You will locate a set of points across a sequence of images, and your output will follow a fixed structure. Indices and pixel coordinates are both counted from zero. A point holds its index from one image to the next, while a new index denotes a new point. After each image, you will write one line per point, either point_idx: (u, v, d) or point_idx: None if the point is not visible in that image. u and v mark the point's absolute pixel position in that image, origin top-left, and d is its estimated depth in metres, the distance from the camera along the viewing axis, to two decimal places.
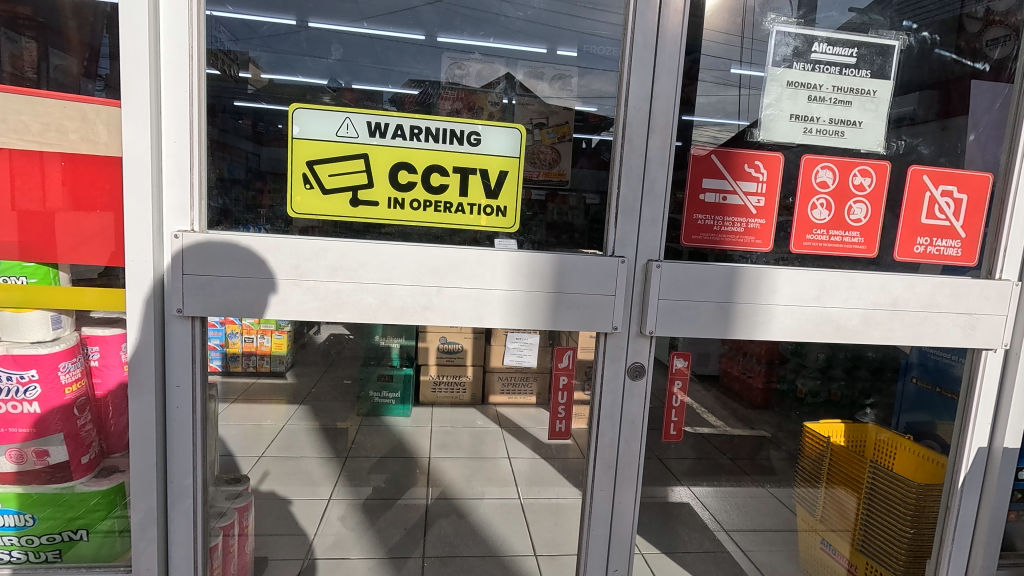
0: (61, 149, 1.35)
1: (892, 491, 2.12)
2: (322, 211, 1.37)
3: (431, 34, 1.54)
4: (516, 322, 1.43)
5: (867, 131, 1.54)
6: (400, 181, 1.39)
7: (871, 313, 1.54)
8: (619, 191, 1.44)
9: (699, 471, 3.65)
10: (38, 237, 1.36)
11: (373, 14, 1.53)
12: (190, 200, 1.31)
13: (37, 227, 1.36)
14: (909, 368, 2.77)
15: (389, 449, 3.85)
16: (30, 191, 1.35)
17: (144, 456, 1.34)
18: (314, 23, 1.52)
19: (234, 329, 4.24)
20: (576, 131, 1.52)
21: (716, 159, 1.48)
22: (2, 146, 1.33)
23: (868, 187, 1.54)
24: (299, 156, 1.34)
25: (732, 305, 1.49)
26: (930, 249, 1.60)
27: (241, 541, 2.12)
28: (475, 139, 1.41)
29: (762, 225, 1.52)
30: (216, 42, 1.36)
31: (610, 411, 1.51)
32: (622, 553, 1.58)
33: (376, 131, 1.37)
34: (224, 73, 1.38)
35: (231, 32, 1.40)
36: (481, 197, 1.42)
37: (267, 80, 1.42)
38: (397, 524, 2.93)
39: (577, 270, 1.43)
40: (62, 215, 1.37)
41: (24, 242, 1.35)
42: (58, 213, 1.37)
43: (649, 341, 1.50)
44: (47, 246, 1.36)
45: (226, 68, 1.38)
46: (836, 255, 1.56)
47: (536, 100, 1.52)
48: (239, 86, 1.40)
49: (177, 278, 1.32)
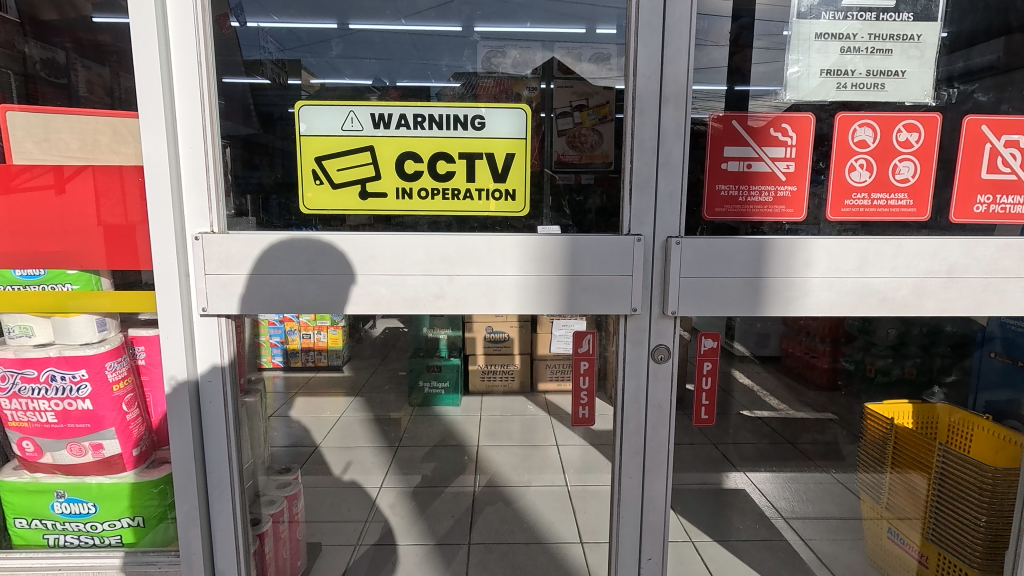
0: (119, 163, 1.43)
1: (962, 475, 1.94)
2: (333, 206, 1.40)
3: (467, 25, 1.47)
4: (529, 309, 1.40)
5: (912, 80, 1.39)
6: (406, 171, 1.39)
7: (924, 281, 1.40)
8: (632, 165, 1.37)
9: (758, 457, 3.49)
10: (124, 247, 1.45)
11: (412, 12, 1.47)
12: (208, 202, 1.36)
13: (122, 238, 1.45)
14: (987, 342, 2.53)
15: (441, 438, 3.93)
16: (114, 206, 1.44)
17: (183, 448, 1.42)
18: (355, 25, 1.49)
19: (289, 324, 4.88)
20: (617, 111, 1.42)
21: (738, 124, 1.39)
22: (89, 165, 1.43)
23: (915, 143, 1.40)
24: (307, 153, 1.37)
25: (762, 280, 1.39)
26: (992, 209, 1.43)
27: (292, 527, 2.23)
28: (479, 123, 1.38)
29: (793, 192, 1.41)
30: (262, 53, 1.45)
31: (635, 396, 1.46)
32: (655, 542, 1.53)
33: (380, 122, 1.37)
34: (275, 81, 1.44)
35: (278, 41, 1.47)
36: (488, 181, 1.40)
37: (318, 85, 1.40)
38: (445, 511, 2.99)
39: (592, 251, 1.38)
40: (143, 227, 1.44)
41: (93, 252, 1.45)
42: (138, 224, 1.45)
43: (672, 322, 1.42)
44: (125, 256, 1.45)
45: (277, 76, 1.45)
46: (880, 221, 1.43)
47: (580, 80, 1.45)
48: (295, 93, 1.39)
49: (201, 279, 1.37)
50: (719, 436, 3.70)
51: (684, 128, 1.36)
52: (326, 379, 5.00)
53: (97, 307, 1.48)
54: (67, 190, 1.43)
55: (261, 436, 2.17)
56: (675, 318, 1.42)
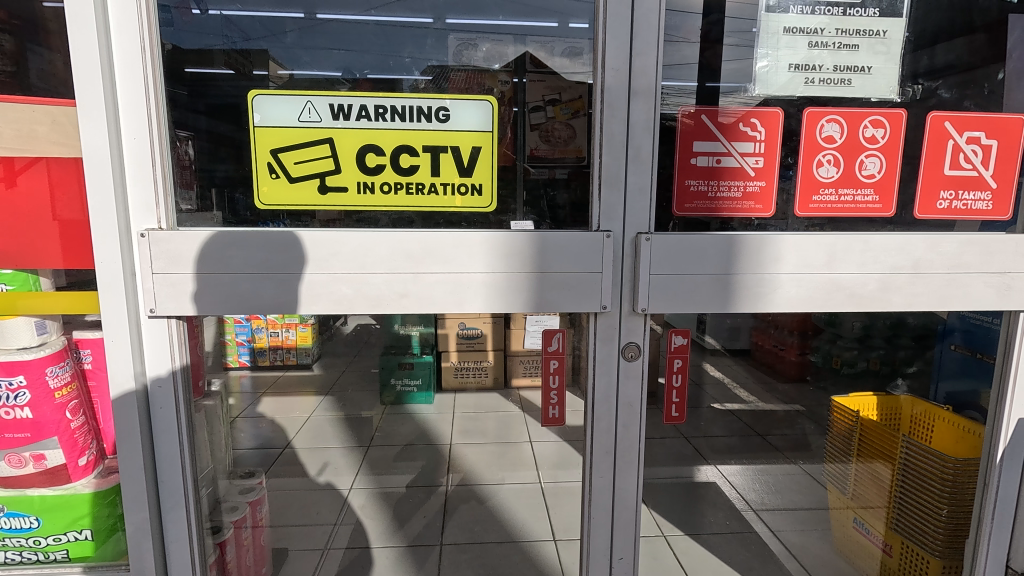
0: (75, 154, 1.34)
1: (925, 466, 1.98)
2: (290, 201, 1.33)
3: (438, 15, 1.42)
4: (497, 307, 1.36)
5: (877, 76, 1.39)
6: (367, 164, 1.33)
7: (890, 276, 1.41)
8: (602, 159, 1.34)
9: (729, 450, 3.52)
10: (82, 245, 1.37)
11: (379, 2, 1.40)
12: (155, 196, 1.28)
13: (79, 235, 1.37)
14: (947, 335, 2.60)
15: (413, 437, 3.86)
16: (73, 200, 1.36)
17: (132, 457, 1.34)
18: (323, 15, 1.41)
19: (257, 323, 4.74)
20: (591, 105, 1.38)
21: (707, 119, 1.37)
22: (43, 157, 1.34)
23: (881, 139, 1.40)
24: (262, 146, 1.30)
25: (732, 277, 1.38)
26: (956, 205, 1.45)
27: (255, 533, 2.15)
28: (444, 115, 1.33)
29: (762, 188, 1.40)
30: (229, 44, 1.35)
31: (607, 394, 1.44)
32: (626, 541, 1.51)
33: (340, 114, 1.31)
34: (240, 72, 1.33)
35: (243, 32, 1.38)
36: (453, 175, 1.35)
37: (287, 75, 1.31)
38: (417, 511, 2.94)
39: (561, 248, 1.35)
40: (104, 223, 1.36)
41: (49, 249, 1.37)
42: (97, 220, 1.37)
43: (643, 319, 1.41)
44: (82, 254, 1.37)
45: (240, 67, 1.33)
46: (847, 217, 1.43)
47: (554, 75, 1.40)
48: (256, 83, 1.31)
49: (148, 279, 1.29)
50: (691, 429, 3.72)
51: (653, 122, 1.34)
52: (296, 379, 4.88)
53: (56, 307, 1.40)
54: (18, 184, 1.35)
55: (221, 440, 2.08)
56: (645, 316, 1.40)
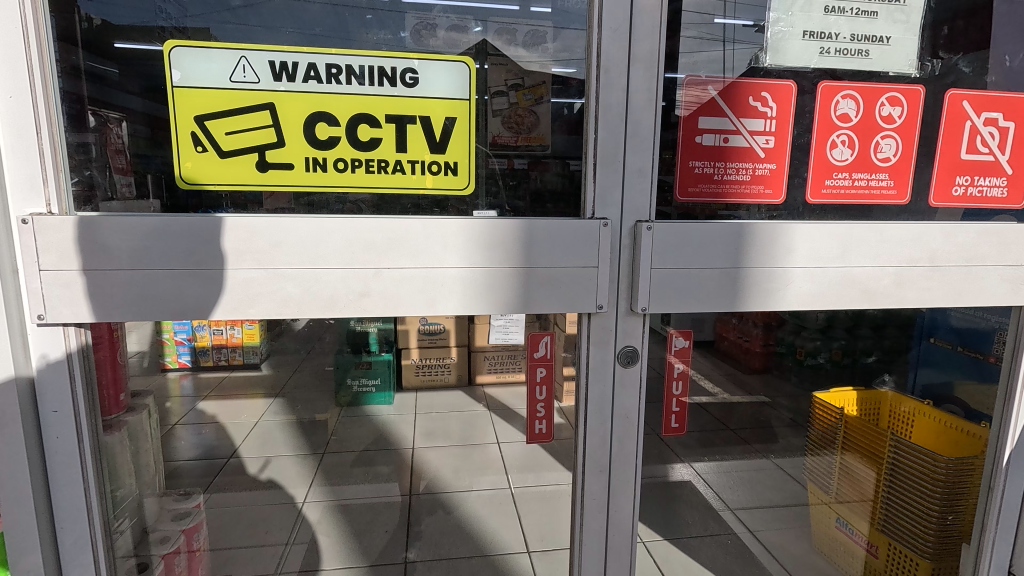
0: None
1: (916, 467, 1.92)
2: (222, 180, 1.09)
3: None
4: (475, 307, 1.16)
5: (896, 48, 1.25)
6: (318, 137, 1.10)
7: (905, 271, 1.29)
8: (597, 136, 1.16)
9: (702, 445, 3.44)
10: None
11: None
12: (41, 173, 1.02)
13: None
14: (926, 328, 2.50)
15: (372, 441, 3.61)
16: None
17: (18, 500, 1.08)
18: None
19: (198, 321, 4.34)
20: (554, 95, 1.20)
21: (713, 92, 1.21)
22: None
23: (898, 118, 1.27)
24: (182, 111, 1.05)
25: (740, 270, 1.22)
26: (972, 192, 1.34)
27: (192, 564, 1.88)
28: (411, 79, 1.11)
29: (772, 171, 1.25)
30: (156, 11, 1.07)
31: (600, 407, 1.26)
32: (621, 567, 1.35)
33: (282, 74, 1.07)
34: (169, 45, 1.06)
35: None
36: (423, 152, 1.14)
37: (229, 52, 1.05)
38: (378, 526, 2.71)
39: (551, 239, 1.15)
40: None
41: None
42: None
43: (641, 320, 1.24)
44: None
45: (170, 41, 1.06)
46: (861, 204, 1.30)
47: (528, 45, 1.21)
48: (171, 30, 1.05)
49: (34, 278, 1.02)
50: None
51: (656, 92, 1.16)
52: (242, 380, 4.52)
53: None
54: None
55: (148, 460, 1.79)
56: (642, 318, 1.23)
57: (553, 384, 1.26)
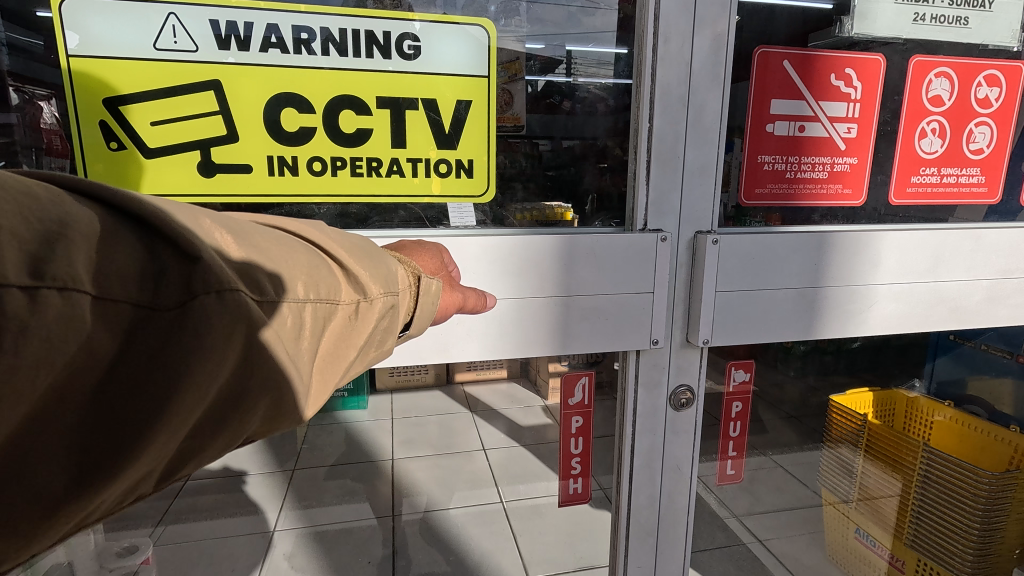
0: None
1: (958, 484, 1.82)
2: (164, 185, 0.86)
3: None
4: (499, 349, 0.97)
5: (997, 15, 1.03)
6: (285, 128, 0.87)
7: (995, 283, 1.10)
8: (652, 124, 0.94)
9: None
10: None
11: None
12: None
13: None
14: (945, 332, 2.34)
15: (345, 451, 3.31)
16: None
17: None
18: None
19: None
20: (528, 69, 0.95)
21: (789, 65, 0.96)
22: None
23: (996, 100, 1.06)
24: (93, 93, 0.80)
25: (819, 290, 1.01)
26: (935, 189, 1.07)
27: None
28: (409, 50, 0.87)
29: (852, 167, 1.02)
30: None
31: (651, 462, 1.04)
32: None
33: (229, 43, 0.83)
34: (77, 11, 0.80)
35: None
36: (426, 147, 0.92)
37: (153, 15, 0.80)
38: (359, 555, 2.46)
39: (593, 260, 0.95)
40: None
41: None
42: None
43: (699, 354, 1.03)
44: None
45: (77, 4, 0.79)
46: (946, 206, 1.09)
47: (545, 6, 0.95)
48: None
49: None
50: None
51: (719, 74, 0.94)
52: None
53: None
54: None
55: None
56: (702, 351, 1.02)
57: (590, 432, 1.09)
